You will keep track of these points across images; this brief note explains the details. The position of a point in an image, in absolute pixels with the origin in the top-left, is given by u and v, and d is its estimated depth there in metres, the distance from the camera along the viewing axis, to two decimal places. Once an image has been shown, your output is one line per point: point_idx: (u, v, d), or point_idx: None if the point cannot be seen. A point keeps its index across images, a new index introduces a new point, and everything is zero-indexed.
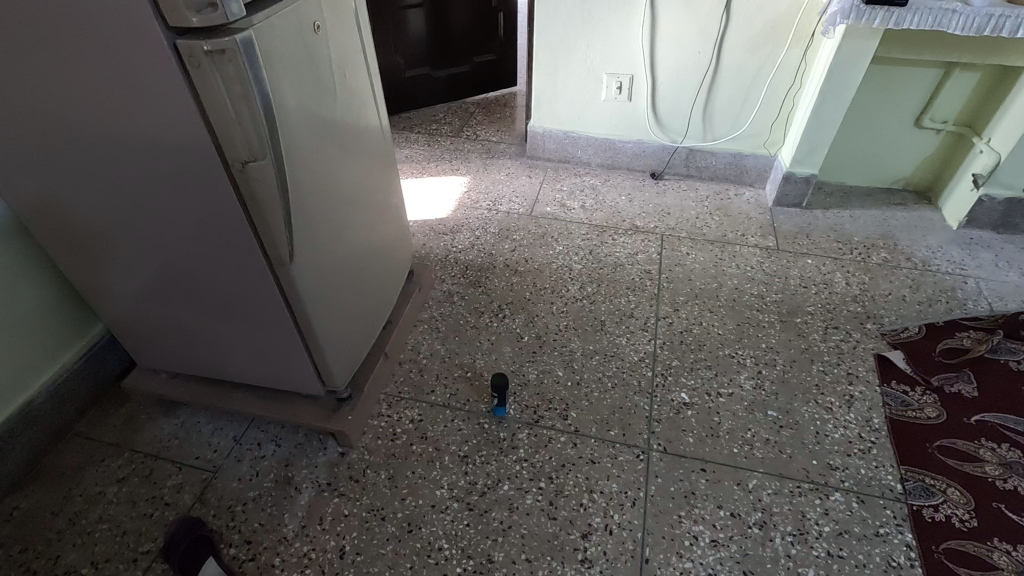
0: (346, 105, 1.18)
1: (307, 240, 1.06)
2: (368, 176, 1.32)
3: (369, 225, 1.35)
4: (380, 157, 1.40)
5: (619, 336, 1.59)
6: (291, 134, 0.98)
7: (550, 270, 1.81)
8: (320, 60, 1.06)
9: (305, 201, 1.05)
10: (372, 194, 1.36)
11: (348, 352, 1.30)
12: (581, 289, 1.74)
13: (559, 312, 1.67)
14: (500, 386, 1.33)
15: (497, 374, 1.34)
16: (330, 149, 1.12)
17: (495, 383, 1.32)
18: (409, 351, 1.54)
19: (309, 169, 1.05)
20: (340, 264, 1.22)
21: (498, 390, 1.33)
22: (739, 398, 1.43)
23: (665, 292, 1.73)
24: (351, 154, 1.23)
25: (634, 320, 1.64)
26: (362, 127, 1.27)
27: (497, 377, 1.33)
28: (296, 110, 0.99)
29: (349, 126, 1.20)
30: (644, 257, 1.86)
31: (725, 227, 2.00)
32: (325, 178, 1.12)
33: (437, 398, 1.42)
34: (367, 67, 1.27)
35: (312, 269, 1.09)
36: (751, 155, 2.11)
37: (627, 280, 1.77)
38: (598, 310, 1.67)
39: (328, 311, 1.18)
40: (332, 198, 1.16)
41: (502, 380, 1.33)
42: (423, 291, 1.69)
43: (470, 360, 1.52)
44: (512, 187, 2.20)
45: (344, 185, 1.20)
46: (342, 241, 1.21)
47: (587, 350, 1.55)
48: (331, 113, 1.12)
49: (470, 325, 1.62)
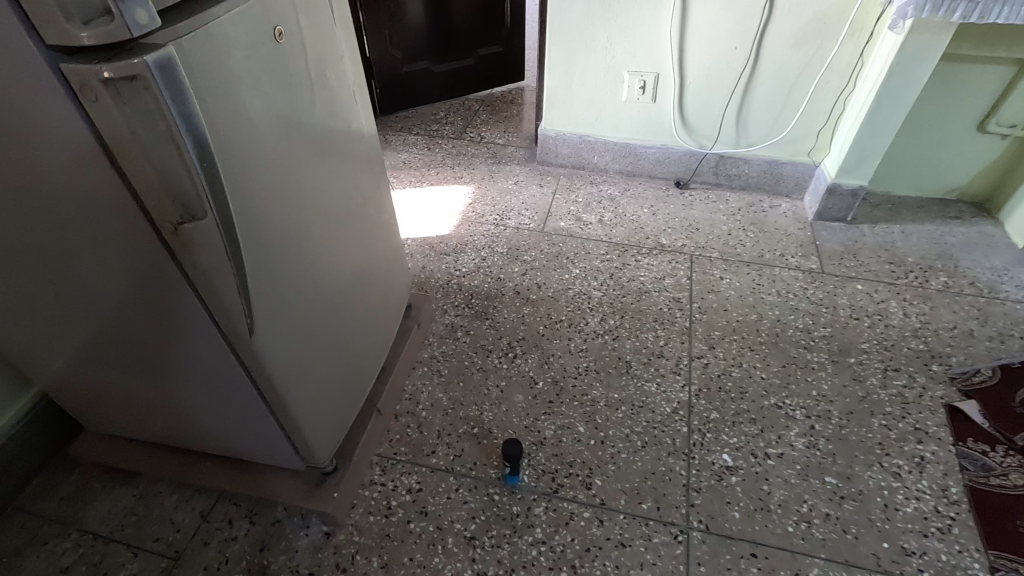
0: (325, 114, 0.95)
1: (274, 291, 0.85)
2: (353, 196, 1.10)
3: (356, 255, 1.13)
4: (368, 172, 1.17)
5: (648, 382, 1.39)
6: (253, 160, 0.76)
7: (566, 299, 1.60)
8: (290, 63, 0.83)
9: (272, 241, 0.83)
10: (360, 217, 1.14)
11: (332, 414, 1.10)
12: (602, 322, 1.53)
13: (577, 351, 1.46)
14: (515, 456, 1.12)
15: (510, 440, 1.14)
16: (305, 170, 0.90)
17: (509, 454, 1.12)
18: (406, 401, 1.34)
19: (278, 199, 0.83)
20: (320, 311, 1.00)
21: (510, 460, 1.13)
22: (790, 460, 1.23)
23: (698, 327, 1.52)
24: (333, 172, 1.00)
25: (662, 361, 1.43)
26: (347, 138, 1.05)
27: (511, 445, 1.13)
28: (259, 129, 0.77)
29: (330, 137, 0.98)
30: (672, 283, 1.65)
31: (762, 246, 1.78)
32: (300, 206, 0.89)
33: (439, 462, 1.23)
34: (351, 67, 1.04)
35: (280, 329, 0.88)
36: (789, 162, 1.88)
37: (654, 311, 1.56)
38: (623, 349, 1.46)
39: (304, 374, 0.97)
40: (312, 231, 0.94)
41: (517, 449, 1.13)
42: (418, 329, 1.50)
43: (476, 413, 1.32)
44: (522, 197, 1.98)
45: (325, 212, 0.98)
46: (321, 282, 0.99)
47: (611, 400, 1.35)
48: (307, 126, 0.90)
49: (477, 368, 1.42)
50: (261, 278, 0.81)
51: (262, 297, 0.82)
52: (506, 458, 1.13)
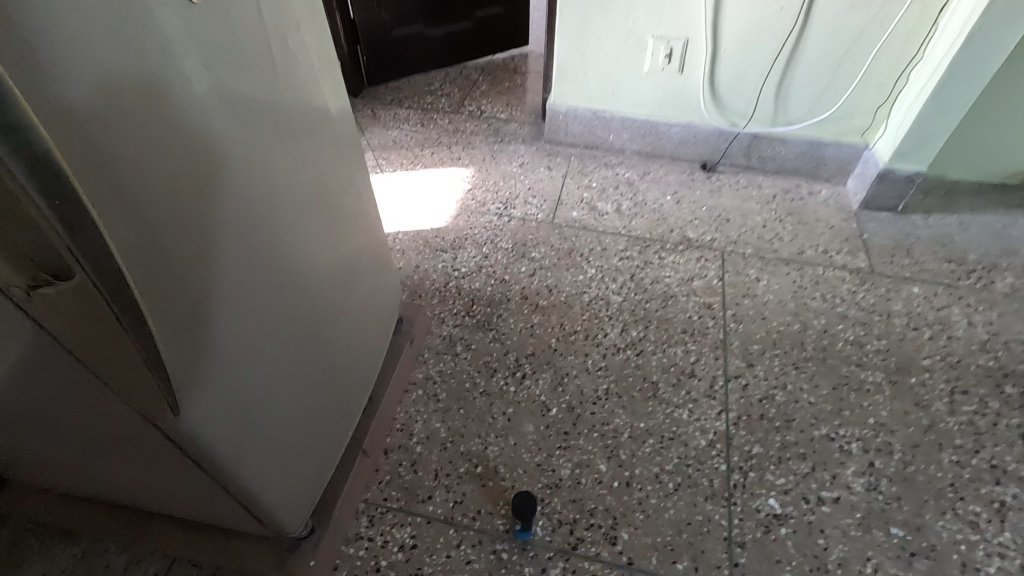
0: (283, 82, 0.71)
1: (205, 330, 0.62)
2: (323, 187, 0.86)
3: (327, 263, 0.90)
4: (342, 158, 0.94)
5: (678, 409, 1.20)
6: (166, 148, 0.52)
7: (581, 306, 1.40)
8: (232, 22, 0.60)
9: (203, 263, 0.60)
10: (331, 215, 0.91)
11: (305, 467, 0.91)
12: (624, 334, 1.34)
13: (596, 369, 1.27)
14: (526, 514, 0.96)
15: (520, 492, 0.97)
16: (255, 157, 0.66)
17: (518, 511, 0.95)
18: (398, 434, 1.15)
19: (209, 201, 0.59)
20: (277, 342, 0.78)
21: (520, 518, 0.96)
22: (849, 506, 1.05)
23: (734, 339, 1.33)
24: (297, 160, 0.77)
25: (694, 382, 1.24)
26: (312, 114, 0.81)
27: (521, 500, 0.97)
28: (177, 102, 0.53)
29: (293, 118, 0.75)
30: (701, 285, 1.45)
31: (802, 241, 1.57)
32: (246, 208, 0.66)
33: (437, 510, 1.05)
34: (315, 26, 0.80)
35: (217, 378, 0.65)
36: (833, 144, 1.65)
37: (682, 320, 1.36)
38: (648, 366, 1.27)
39: (257, 427, 0.75)
40: (265, 239, 0.71)
41: (529, 506, 0.96)
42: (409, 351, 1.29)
43: (479, 448, 1.13)
44: (528, 182, 1.75)
45: (285, 212, 0.75)
46: (279, 303, 0.76)
47: (636, 431, 1.16)
48: (258, 100, 0.66)
49: (479, 392, 1.22)
50: (181, 316, 0.58)
51: (184, 343, 0.59)
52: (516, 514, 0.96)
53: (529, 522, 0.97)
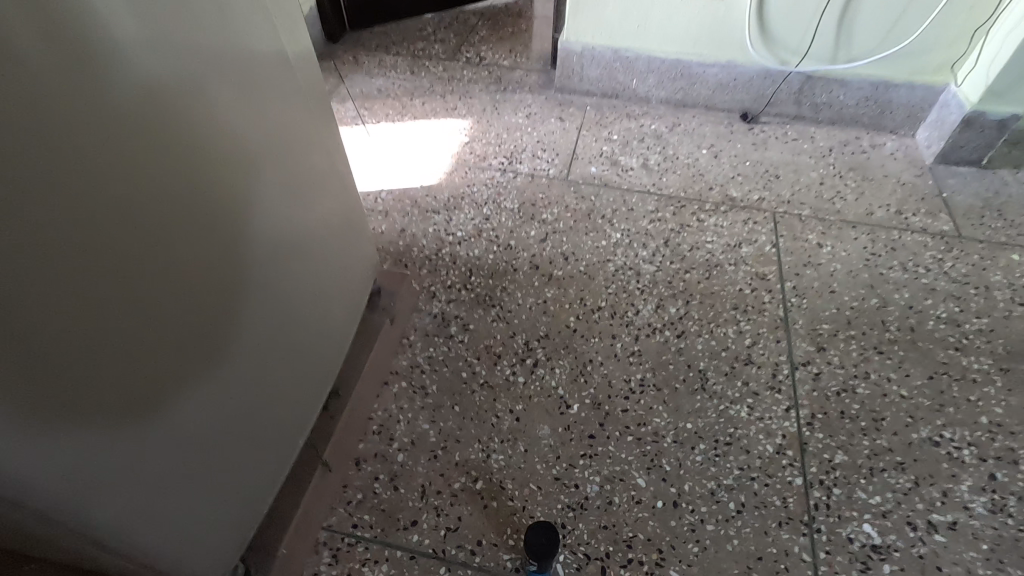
0: (200, 11, 0.50)
1: (72, 371, 0.43)
2: (283, 157, 0.66)
3: (291, 257, 0.71)
4: (310, 116, 0.71)
5: (734, 405, 0.94)
6: None
7: (605, 278, 1.13)
8: None
9: (20, 246, 0.38)
10: (299, 192, 0.70)
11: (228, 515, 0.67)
12: (660, 311, 1.07)
13: (627, 355, 1.01)
14: (545, 553, 0.70)
15: (535, 521, 0.72)
16: (148, 118, 0.46)
17: (532, 549, 0.70)
18: (375, 439, 0.89)
19: (59, 185, 0.40)
20: (208, 368, 0.59)
21: (536, 558, 0.70)
22: (970, 533, 0.80)
23: (797, 318, 1.06)
24: (233, 122, 0.56)
25: (752, 370, 0.98)
26: (260, 56, 0.59)
27: (536, 533, 0.71)
28: None
29: (215, 38, 0.52)
30: (751, 252, 1.18)
31: (870, 201, 1.29)
32: (139, 193, 0.47)
33: (424, 541, 0.79)
34: None
35: (101, 433, 0.47)
36: (904, 85, 1.38)
37: (732, 295, 1.10)
38: (692, 352, 1.01)
39: (177, 481, 0.58)
40: (178, 235, 0.51)
41: (548, 541, 0.70)
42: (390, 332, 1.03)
43: (479, 457, 0.88)
44: (537, 134, 1.48)
45: (194, 175, 0.52)
46: (209, 318, 0.57)
47: (682, 434, 0.90)
48: (147, 37, 0.45)
49: (480, 384, 0.96)
50: None
51: (7, 387, 0.39)
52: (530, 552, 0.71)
53: (548, 562, 0.71)
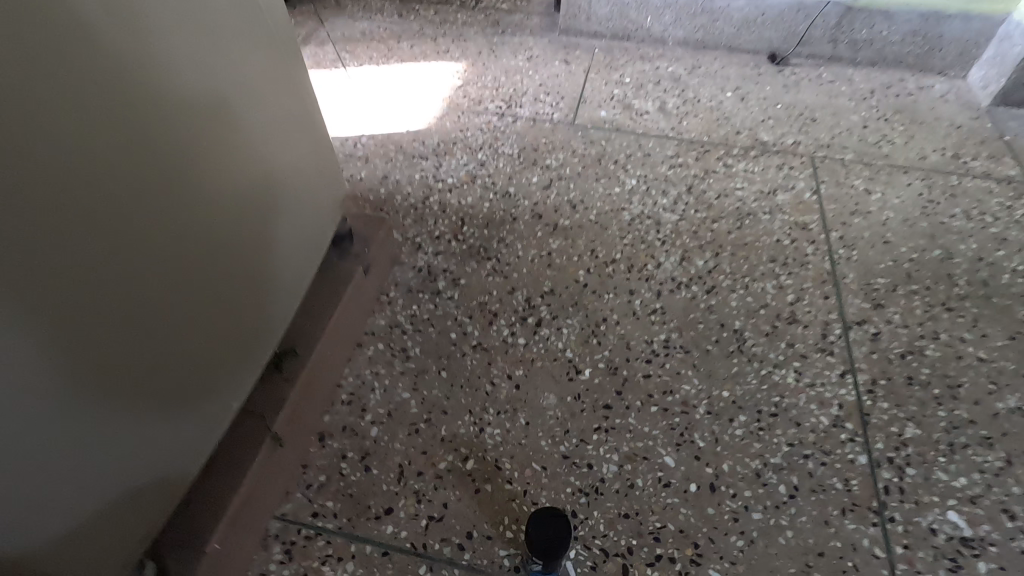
0: None
1: None
2: (264, 133, 0.58)
3: (271, 251, 0.62)
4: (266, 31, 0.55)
5: (778, 370, 0.78)
6: None
7: (619, 228, 0.97)
8: None
9: None
10: (281, 177, 0.62)
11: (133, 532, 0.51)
12: (685, 264, 0.91)
13: (647, 313, 0.85)
14: (551, 552, 0.54)
15: (538, 510, 0.56)
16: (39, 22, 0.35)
17: (535, 546, 0.54)
18: (345, 410, 0.74)
19: None
20: (172, 375, 0.51)
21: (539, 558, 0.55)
22: None
23: (847, 271, 0.90)
24: (199, 84, 0.48)
25: (797, 330, 0.83)
26: None
27: (540, 525, 0.55)
28: None
29: None
30: (789, 199, 1.02)
31: (921, 144, 1.13)
32: None
33: (401, 534, 0.64)
34: None
35: None
36: (957, 16, 1.21)
37: (768, 245, 0.94)
38: (725, 309, 0.85)
39: (126, 504, 0.49)
40: (130, 215, 0.43)
41: (556, 536, 0.55)
42: (370, 277, 0.84)
43: (470, 431, 0.72)
44: (539, 77, 1.31)
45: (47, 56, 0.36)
46: (176, 316, 0.50)
47: (717, 404, 0.74)
48: None
49: (472, 346, 0.81)
50: None
51: None
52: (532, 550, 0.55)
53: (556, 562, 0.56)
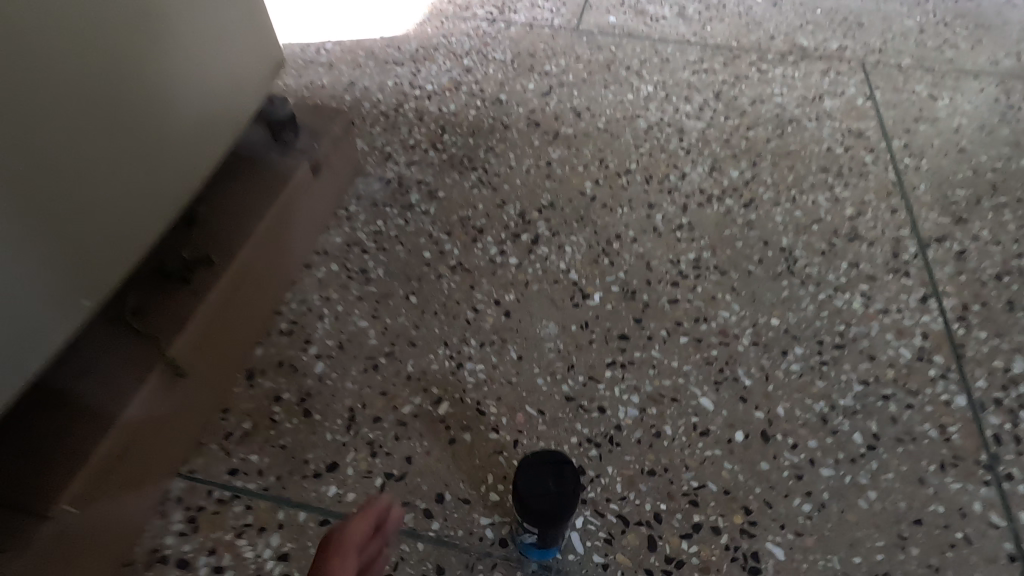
0: None
1: None
2: None
3: (190, 123, 0.48)
4: None
5: (841, 294, 0.61)
6: None
7: (634, 136, 0.80)
8: None
9: None
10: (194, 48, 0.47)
11: None
12: (716, 175, 0.74)
13: (671, 229, 0.68)
14: (549, 513, 0.37)
15: (533, 455, 0.39)
16: None
17: (525, 505, 0.38)
18: (283, 342, 0.57)
19: None
20: (15, 242, 0.36)
21: (531, 522, 0.38)
22: None
23: (916, 183, 0.73)
24: None
25: (860, 248, 0.65)
26: None
27: (535, 475, 0.38)
28: None
29: None
30: (838, 105, 0.84)
31: (992, 49, 0.95)
32: None
33: (348, 497, 0.47)
34: None
35: None
36: None
37: (817, 154, 0.77)
38: (769, 224, 0.68)
39: None
40: None
41: (558, 491, 0.38)
42: (324, 182, 0.66)
43: (445, 367, 0.55)
44: None
45: None
46: (19, 178, 0.36)
47: (765, 334, 0.57)
48: None
49: (451, 267, 0.64)
50: None
51: None
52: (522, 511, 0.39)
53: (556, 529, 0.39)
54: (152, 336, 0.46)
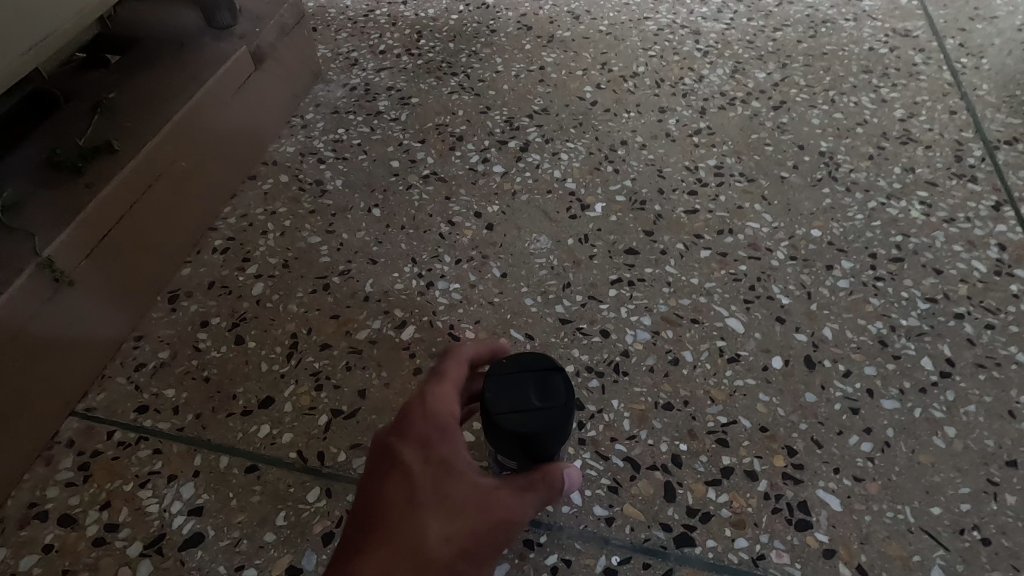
0: None
1: None
2: None
3: None
4: None
5: (895, 201, 0.50)
6: None
7: (642, 38, 0.68)
8: None
9: None
10: None
11: None
12: (739, 77, 0.63)
13: (687, 134, 0.57)
14: (530, 436, 0.27)
15: (512, 357, 0.29)
16: None
17: (498, 425, 0.27)
18: (216, 260, 0.47)
19: None
20: None
21: (506, 446, 0.28)
22: None
23: (977, 83, 0.62)
24: None
25: (915, 152, 0.54)
26: None
27: (509, 385, 0.28)
28: None
29: None
30: (880, 5, 0.72)
31: None
32: None
33: (283, 437, 0.37)
34: None
35: None
36: None
37: (858, 55, 0.65)
38: (803, 128, 0.57)
39: None
40: None
41: (541, 406, 0.28)
42: (270, 76, 0.55)
43: (412, 286, 0.45)
44: None
45: None
46: None
47: (805, 246, 0.47)
48: None
49: (424, 176, 0.53)
50: None
51: None
52: (494, 436, 0.28)
53: (543, 456, 0.29)
54: (26, 234, 0.37)
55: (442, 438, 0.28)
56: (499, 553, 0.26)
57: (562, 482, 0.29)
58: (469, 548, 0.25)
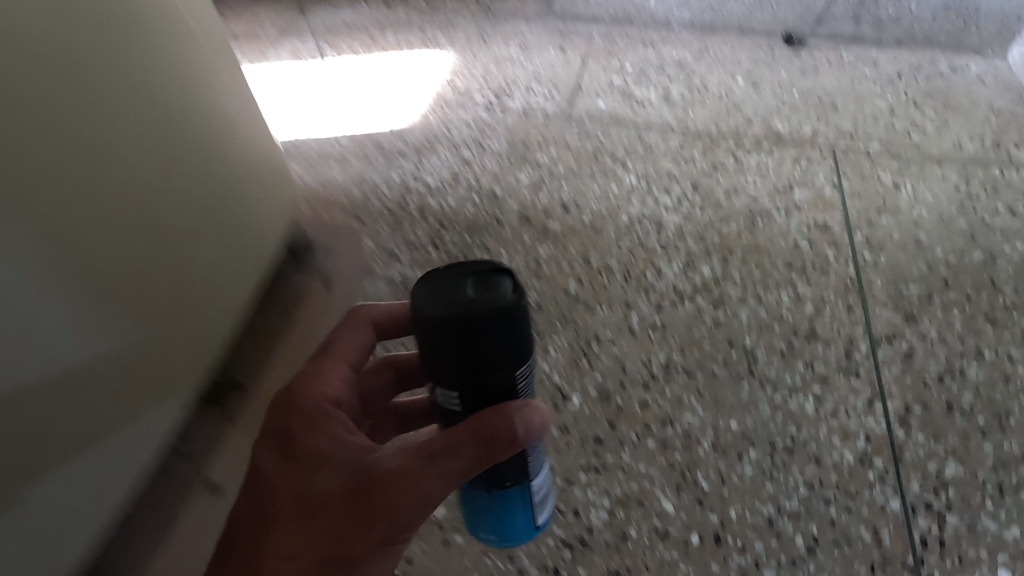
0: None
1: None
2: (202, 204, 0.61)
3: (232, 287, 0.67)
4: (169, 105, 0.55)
5: (795, 395, 0.68)
6: None
7: (616, 231, 0.88)
8: None
9: None
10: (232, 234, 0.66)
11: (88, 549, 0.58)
12: (689, 272, 0.82)
13: (646, 329, 0.75)
14: (453, 315, 0.38)
15: (440, 267, 0.41)
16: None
17: (427, 312, 0.39)
18: None
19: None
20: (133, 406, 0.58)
21: (443, 330, 0.39)
22: None
23: (874, 278, 0.80)
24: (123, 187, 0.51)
25: (817, 348, 0.72)
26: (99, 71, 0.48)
27: (438, 286, 0.40)
28: None
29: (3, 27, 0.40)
30: (807, 196, 0.91)
31: (957, 132, 1.01)
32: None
33: None
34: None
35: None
36: None
37: (785, 249, 0.84)
38: (734, 323, 0.75)
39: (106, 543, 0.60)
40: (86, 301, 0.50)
41: (473, 296, 0.39)
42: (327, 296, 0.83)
43: None
44: (532, 65, 1.21)
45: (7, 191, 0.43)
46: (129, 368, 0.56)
47: (724, 437, 0.65)
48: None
49: None
50: None
51: None
52: (432, 331, 0.39)
53: (484, 355, 0.40)
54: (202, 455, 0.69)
55: (302, 439, 0.48)
56: (365, 521, 0.43)
57: (506, 421, 0.42)
58: (331, 550, 0.43)
